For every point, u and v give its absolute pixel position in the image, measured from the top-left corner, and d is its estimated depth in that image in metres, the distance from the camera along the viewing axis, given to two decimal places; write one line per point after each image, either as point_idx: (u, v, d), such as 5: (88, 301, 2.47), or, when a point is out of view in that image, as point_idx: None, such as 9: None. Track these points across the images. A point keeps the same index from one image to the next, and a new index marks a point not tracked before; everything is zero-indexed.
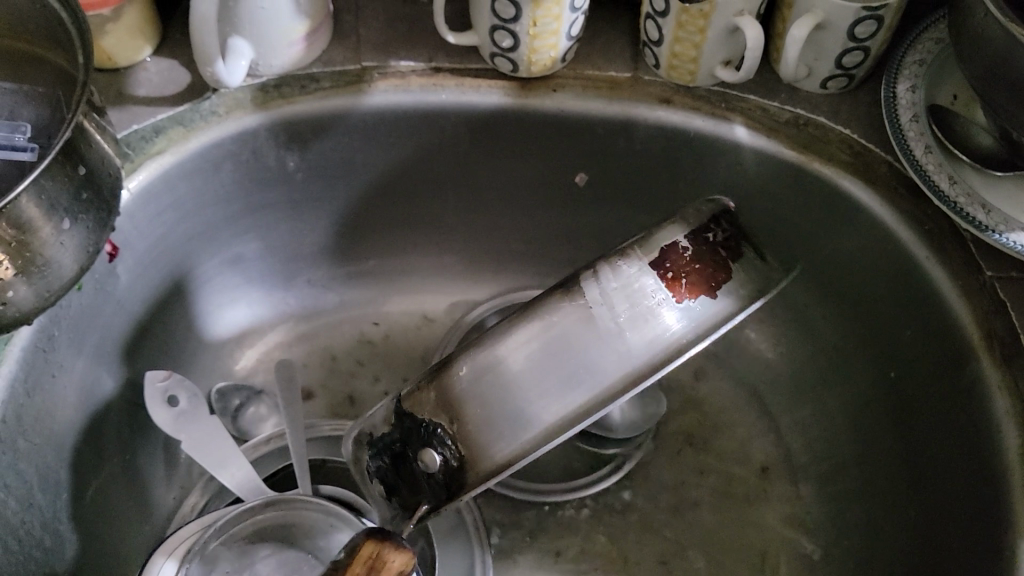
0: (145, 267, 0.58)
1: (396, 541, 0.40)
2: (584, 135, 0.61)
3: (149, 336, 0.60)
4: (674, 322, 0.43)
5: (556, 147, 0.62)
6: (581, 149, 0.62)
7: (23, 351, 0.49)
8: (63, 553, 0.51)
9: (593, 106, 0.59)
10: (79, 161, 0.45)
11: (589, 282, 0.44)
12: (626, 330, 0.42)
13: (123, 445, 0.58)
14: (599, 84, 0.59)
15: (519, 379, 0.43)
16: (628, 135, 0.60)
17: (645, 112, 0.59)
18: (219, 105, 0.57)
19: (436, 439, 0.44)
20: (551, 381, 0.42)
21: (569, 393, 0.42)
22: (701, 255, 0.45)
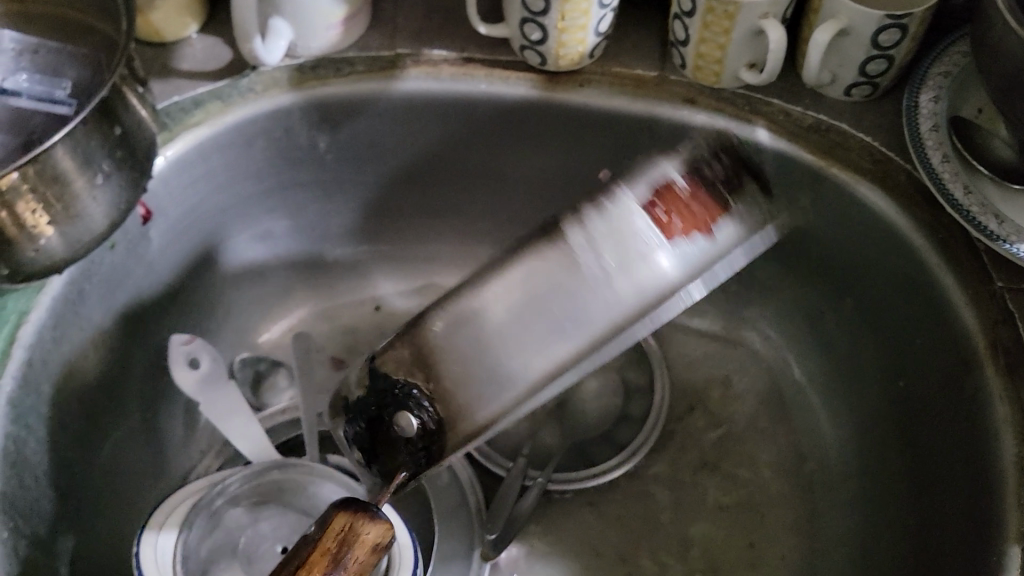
0: (178, 235, 0.61)
1: (367, 513, 0.42)
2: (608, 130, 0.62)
3: (177, 301, 0.63)
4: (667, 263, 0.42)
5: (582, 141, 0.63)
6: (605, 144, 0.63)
7: (54, 301, 0.52)
8: (80, 498, 0.54)
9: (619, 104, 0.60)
10: (116, 122, 0.48)
11: (569, 223, 0.44)
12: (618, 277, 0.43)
13: (144, 404, 0.61)
14: (619, 80, 0.60)
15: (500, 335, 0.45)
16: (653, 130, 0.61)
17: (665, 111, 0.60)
18: (257, 82, 0.60)
19: (414, 401, 0.47)
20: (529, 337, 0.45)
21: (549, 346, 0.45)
22: (696, 193, 0.43)
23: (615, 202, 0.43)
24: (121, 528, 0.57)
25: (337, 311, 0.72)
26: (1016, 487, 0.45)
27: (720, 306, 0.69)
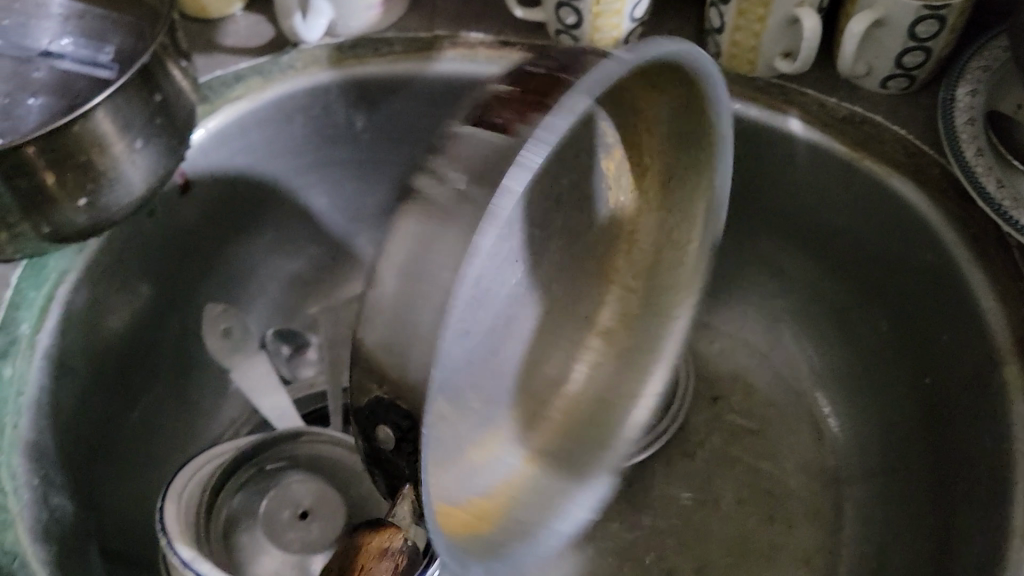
0: (212, 208, 0.62)
1: (380, 525, 0.38)
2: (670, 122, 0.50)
3: (213, 272, 0.65)
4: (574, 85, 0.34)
5: (636, 144, 0.53)
6: (677, 137, 0.51)
7: (92, 262, 0.54)
8: (110, 453, 0.56)
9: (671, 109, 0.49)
10: (156, 89, 0.49)
11: (407, 205, 0.35)
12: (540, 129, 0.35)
13: (175, 370, 0.62)
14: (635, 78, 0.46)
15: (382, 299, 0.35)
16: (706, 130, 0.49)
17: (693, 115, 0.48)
18: (298, 60, 0.61)
19: (384, 413, 0.36)
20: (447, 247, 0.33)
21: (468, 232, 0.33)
22: (510, 103, 0.37)
23: (457, 131, 0.37)
24: (147, 487, 0.59)
25: None
26: None
27: (749, 301, 0.69)
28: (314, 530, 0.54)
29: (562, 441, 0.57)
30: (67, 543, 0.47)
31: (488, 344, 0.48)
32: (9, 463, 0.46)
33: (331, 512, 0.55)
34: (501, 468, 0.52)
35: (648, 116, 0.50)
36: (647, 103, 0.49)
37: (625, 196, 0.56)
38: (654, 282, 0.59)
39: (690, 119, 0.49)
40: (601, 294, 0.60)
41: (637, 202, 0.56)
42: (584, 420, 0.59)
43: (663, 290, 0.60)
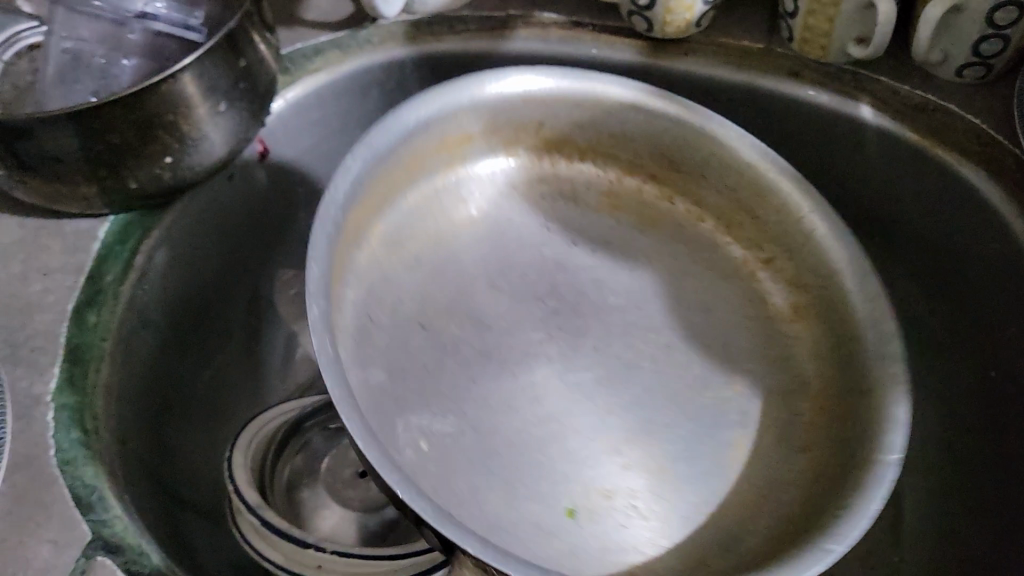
0: (290, 178, 0.65)
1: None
2: (638, 140, 0.58)
3: (286, 238, 0.67)
4: (419, 194, 0.58)
5: (660, 208, 0.60)
6: (660, 156, 0.59)
7: (175, 221, 0.56)
8: (190, 406, 0.58)
9: (632, 114, 0.56)
10: (241, 56, 0.52)
11: None
12: (422, 244, 0.56)
13: (247, 331, 0.65)
14: (538, 143, 0.61)
15: (367, 327, 0.50)
16: (597, 112, 0.57)
17: (599, 125, 0.59)
18: (374, 35, 0.63)
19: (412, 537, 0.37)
20: (353, 218, 0.51)
21: (354, 204, 0.50)
22: None
23: None
24: (223, 440, 0.62)
25: None
26: None
27: None
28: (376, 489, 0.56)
29: (830, 461, 0.46)
30: (144, 483, 0.50)
31: (481, 372, 0.51)
32: (90, 406, 0.48)
33: None
34: (773, 517, 0.46)
35: (625, 162, 0.60)
36: (606, 154, 0.61)
37: (738, 249, 0.58)
38: (798, 260, 0.53)
39: (598, 120, 0.58)
40: (791, 352, 0.53)
41: (719, 227, 0.58)
42: (831, 434, 0.48)
43: (837, 312, 0.50)
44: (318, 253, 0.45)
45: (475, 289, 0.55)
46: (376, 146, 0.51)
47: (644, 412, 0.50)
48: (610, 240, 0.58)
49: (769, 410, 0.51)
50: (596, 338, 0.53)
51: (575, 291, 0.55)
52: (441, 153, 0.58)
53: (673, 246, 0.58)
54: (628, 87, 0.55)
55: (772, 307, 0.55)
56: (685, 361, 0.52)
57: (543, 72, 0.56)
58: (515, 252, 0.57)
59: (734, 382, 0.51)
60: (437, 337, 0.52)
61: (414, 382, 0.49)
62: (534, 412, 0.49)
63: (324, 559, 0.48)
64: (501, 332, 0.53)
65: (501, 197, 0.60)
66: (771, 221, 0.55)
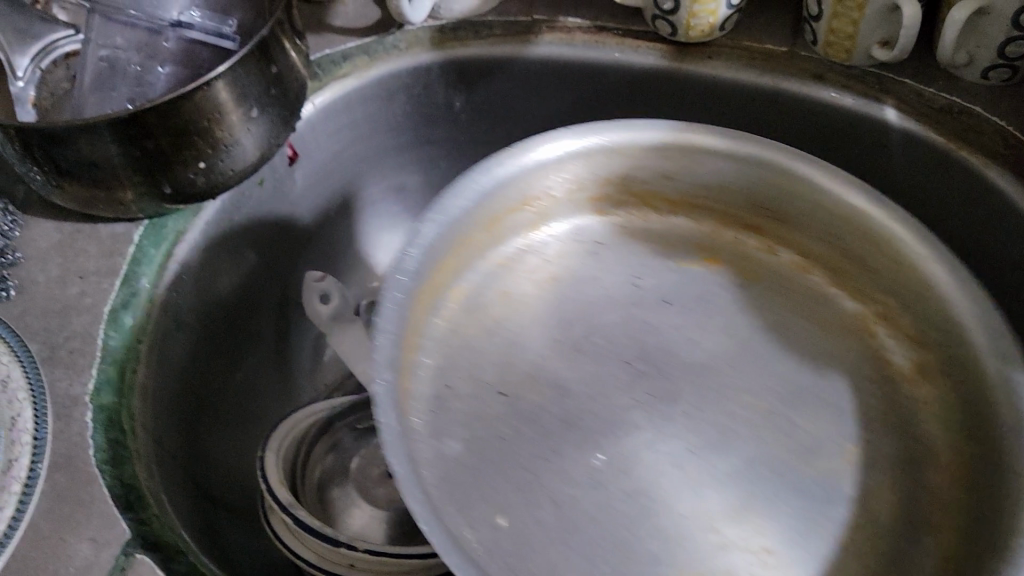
0: (319, 181, 0.66)
1: None
2: (739, 191, 0.53)
3: (314, 241, 0.68)
4: (499, 254, 0.53)
5: (762, 260, 0.54)
6: (756, 206, 0.53)
7: (207, 225, 0.57)
8: (220, 407, 0.59)
9: (724, 164, 0.51)
10: (273, 63, 0.52)
11: None
12: (503, 307, 0.51)
13: (277, 332, 0.66)
14: (628, 198, 0.56)
15: (444, 395, 0.47)
16: (688, 162, 0.52)
17: (691, 178, 0.53)
18: (401, 40, 0.64)
19: None
20: (426, 287, 0.47)
21: (426, 272, 0.46)
22: None
23: None
24: (254, 442, 0.63)
25: None
26: None
27: None
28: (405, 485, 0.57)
29: (965, 549, 0.40)
30: (179, 482, 0.51)
31: (562, 441, 0.46)
32: (128, 407, 0.49)
33: None
34: None
35: (718, 214, 0.55)
36: (698, 205, 0.55)
37: (852, 302, 0.51)
38: (915, 312, 0.47)
39: (689, 169, 0.53)
40: (913, 418, 0.46)
41: (828, 280, 0.52)
42: (970, 513, 0.41)
43: (970, 382, 0.43)
44: (387, 323, 0.43)
45: (548, 355, 0.49)
46: (449, 213, 0.47)
47: (741, 482, 0.44)
48: (707, 301, 0.52)
49: (886, 486, 0.44)
50: (688, 400, 0.47)
51: (662, 350, 0.49)
52: (522, 212, 0.53)
53: (783, 301, 0.52)
54: (721, 136, 0.50)
55: (890, 366, 0.48)
56: (787, 429, 0.46)
57: (631, 125, 0.51)
58: (599, 313, 0.51)
59: (831, 457, 0.45)
60: (516, 407, 0.47)
61: (489, 458, 0.45)
62: (620, 487, 0.44)
63: (355, 556, 0.49)
64: (585, 397, 0.47)
65: (586, 253, 0.54)
66: (884, 272, 0.49)
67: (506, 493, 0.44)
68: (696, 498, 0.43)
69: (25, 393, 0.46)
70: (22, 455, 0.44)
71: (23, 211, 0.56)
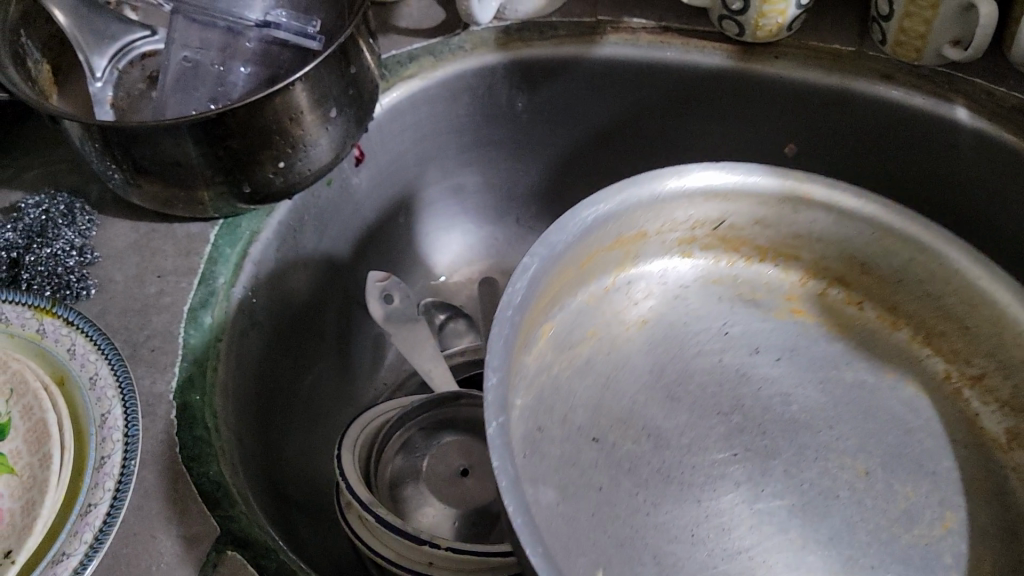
0: (382, 184, 0.67)
1: None
2: (830, 243, 0.52)
3: (375, 242, 0.69)
4: (586, 291, 0.51)
5: (848, 315, 0.53)
6: (851, 259, 0.52)
7: (279, 224, 0.58)
8: (290, 407, 0.59)
9: (824, 215, 0.50)
10: (351, 64, 0.53)
11: None
12: (593, 348, 0.50)
13: (340, 333, 0.66)
14: (716, 242, 0.54)
15: (536, 438, 0.45)
16: (788, 209, 0.51)
17: (785, 225, 0.52)
18: (467, 42, 0.64)
19: None
20: (527, 321, 0.45)
21: (529, 306, 0.44)
22: None
23: None
24: (319, 444, 0.63)
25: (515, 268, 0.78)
26: None
27: None
28: (474, 486, 0.57)
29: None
30: (260, 481, 0.51)
31: (661, 496, 0.45)
32: (210, 406, 0.49)
33: (486, 472, 0.58)
34: None
35: (808, 264, 0.54)
36: (789, 254, 0.54)
37: (939, 362, 0.50)
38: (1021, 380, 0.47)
39: (785, 217, 0.51)
40: (1011, 487, 0.46)
41: (915, 338, 0.51)
42: None
43: None
44: (496, 360, 0.40)
45: (644, 402, 0.49)
46: (555, 248, 0.45)
47: (843, 544, 0.43)
48: (794, 347, 0.51)
49: (993, 554, 0.43)
50: (787, 459, 0.46)
51: (758, 404, 0.49)
52: (614, 250, 0.51)
53: (871, 356, 0.51)
54: (826, 187, 0.49)
55: (984, 433, 0.48)
56: (887, 492, 0.45)
57: (734, 170, 0.50)
58: (687, 360, 0.51)
59: (927, 524, 0.44)
60: (612, 453, 0.46)
61: (588, 509, 0.43)
62: (723, 546, 0.43)
63: (435, 554, 0.48)
64: (683, 449, 0.47)
65: (672, 298, 0.53)
66: (983, 335, 0.48)
67: (607, 548, 0.42)
68: (797, 561, 0.43)
69: (114, 390, 0.45)
70: (115, 451, 0.44)
71: (98, 211, 0.56)
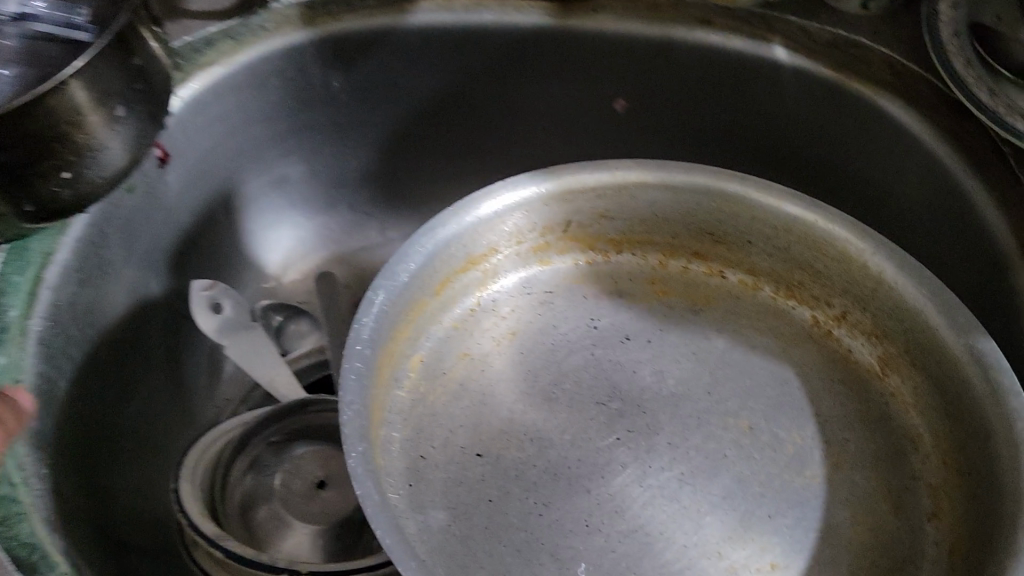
0: (195, 184, 0.61)
1: None
2: (678, 220, 0.52)
3: (195, 248, 0.63)
4: (452, 316, 0.51)
5: (711, 285, 0.53)
6: (699, 232, 0.52)
7: (76, 243, 0.51)
8: (115, 442, 0.53)
9: (660, 194, 0.51)
10: (133, 54, 0.47)
11: None
12: (467, 368, 0.49)
13: (168, 354, 0.60)
14: (571, 243, 0.54)
15: (419, 465, 0.44)
16: (624, 195, 0.51)
17: (629, 213, 0.52)
18: (269, 20, 0.59)
19: None
20: (385, 356, 0.45)
21: (382, 339, 0.45)
22: None
23: None
24: (157, 477, 0.57)
25: (356, 258, 0.74)
26: None
27: None
28: (337, 497, 0.53)
29: (967, 537, 0.40)
30: (86, 534, 0.45)
31: (552, 495, 0.44)
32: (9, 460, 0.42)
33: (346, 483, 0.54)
34: None
35: (664, 246, 0.54)
36: (643, 241, 0.54)
37: (805, 310, 0.51)
38: (876, 311, 0.47)
39: (627, 203, 0.52)
40: (892, 413, 0.46)
41: (778, 293, 0.52)
42: (966, 498, 0.41)
43: (938, 367, 0.43)
44: (349, 395, 0.41)
45: (522, 410, 0.47)
46: (398, 277, 0.46)
47: (736, 502, 0.43)
48: (663, 326, 0.51)
49: (885, 478, 0.44)
50: (669, 432, 0.46)
51: (635, 388, 0.48)
52: (471, 272, 0.51)
53: (739, 320, 0.51)
54: (654, 167, 0.50)
55: (858, 365, 0.48)
56: (774, 443, 0.45)
57: (563, 170, 0.50)
58: (561, 358, 0.50)
59: (817, 465, 0.44)
60: (497, 465, 0.45)
61: (481, 525, 0.42)
62: (618, 528, 0.42)
63: None
64: (567, 445, 0.46)
65: (538, 305, 0.53)
66: (832, 273, 0.48)
67: (505, 558, 0.41)
68: (696, 527, 0.42)
69: None
70: None
71: None
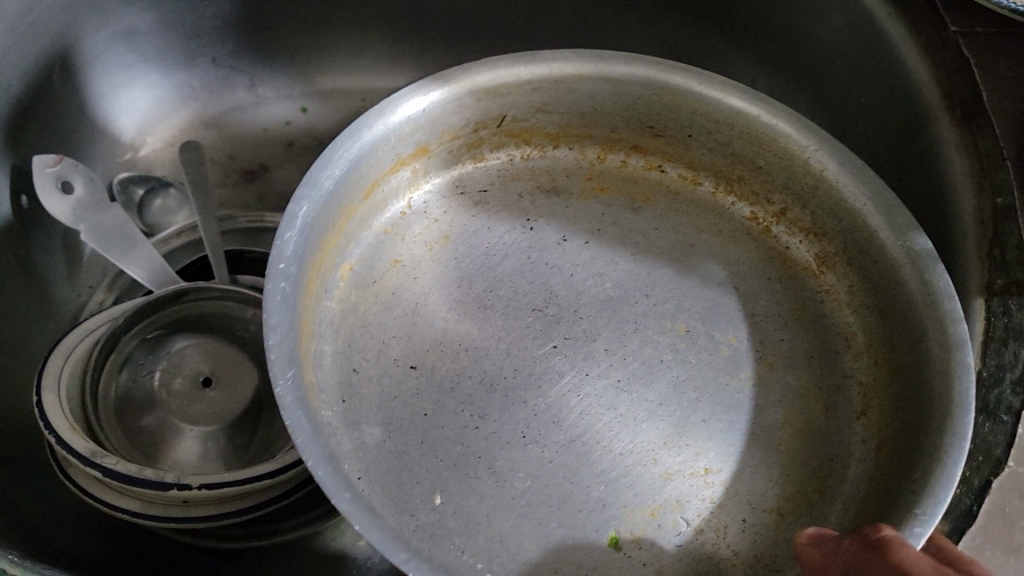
0: (26, 43, 0.51)
1: None
2: (616, 114, 0.48)
3: (35, 118, 0.54)
4: (381, 220, 0.46)
5: (650, 181, 0.50)
6: (639, 126, 0.48)
7: None
8: None
9: (600, 87, 0.46)
10: None
11: None
12: (400, 275, 0.45)
13: (17, 240, 0.53)
14: (505, 138, 0.49)
15: (352, 380, 0.40)
16: (558, 89, 0.46)
17: (569, 107, 0.48)
18: None
19: None
20: (313, 270, 0.40)
21: (309, 254, 0.39)
22: None
23: None
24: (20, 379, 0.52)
25: (227, 120, 0.67)
26: (972, 247, 0.44)
27: None
28: (221, 397, 0.49)
29: (896, 432, 0.38)
30: None
31: (488, 406, 0.41)
32: None
33: (236, 372, 0.50)
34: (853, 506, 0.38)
35: (602, 140, 0.50)
36: (580, 134, 0.50)
37: (744, 206, 0.48)
38: (817, 210, 0.45)
39: (564, 97, 0.47)
40: (826, 310, 0.45)
41: (718, 187, 0.49)
42: (891, 398, 0.40)
43: (874, 265, 0.42)
44: (274, 317, 0.36)
45: (457, 320, 0.44)
46: (322, 185, 0.40)
47: (674, 408, 0.41)
48: (603, 226, 0.48)
49: (818, 377, 0.42)
50: (607, 338, 0.43)
51: (571, 291, 0.45)
52: (401, 172, 0.46)
53: (682, 219, 0.48)
54: (595, 57, 0.45)
55: (794, 263, 0.46)
56: (710, 346, 0.43)
57: (495, 61, 0.44)
58: (496, 262, 0.46)
59: (751, 366, 0.42)
60: (432, 377, 0.41)
61: (416, 439, 0.39)
62: (555, 438, 0.40)
63: (189, 495, 0.42)
64: (503, 354, 0.43)
65: (472, 206, 0.48)
66: (774, 169, 0.46)
67: (440, 472, 0.38)
68: (632, 435, 0.40)
69: None
70: None
71: None
